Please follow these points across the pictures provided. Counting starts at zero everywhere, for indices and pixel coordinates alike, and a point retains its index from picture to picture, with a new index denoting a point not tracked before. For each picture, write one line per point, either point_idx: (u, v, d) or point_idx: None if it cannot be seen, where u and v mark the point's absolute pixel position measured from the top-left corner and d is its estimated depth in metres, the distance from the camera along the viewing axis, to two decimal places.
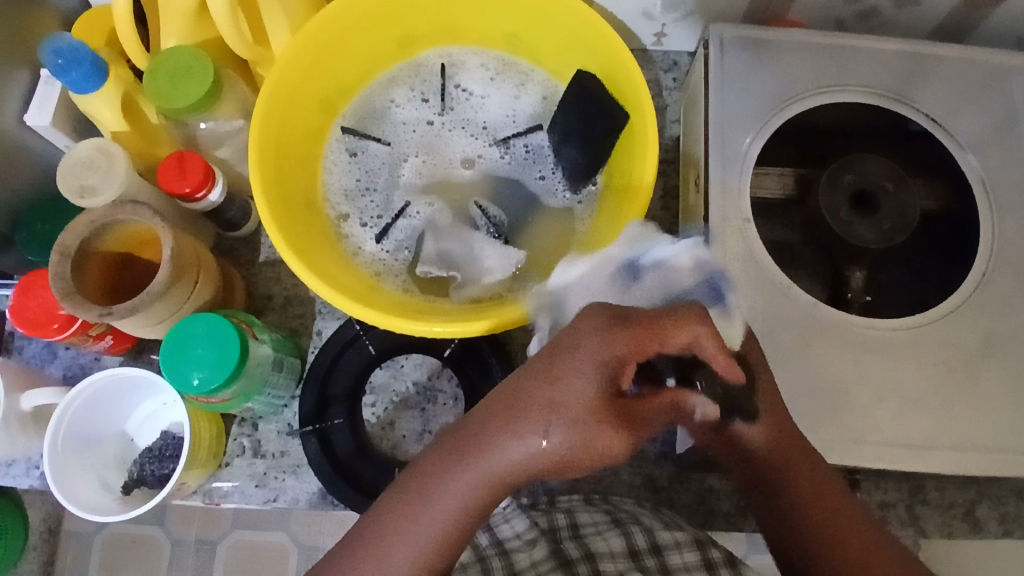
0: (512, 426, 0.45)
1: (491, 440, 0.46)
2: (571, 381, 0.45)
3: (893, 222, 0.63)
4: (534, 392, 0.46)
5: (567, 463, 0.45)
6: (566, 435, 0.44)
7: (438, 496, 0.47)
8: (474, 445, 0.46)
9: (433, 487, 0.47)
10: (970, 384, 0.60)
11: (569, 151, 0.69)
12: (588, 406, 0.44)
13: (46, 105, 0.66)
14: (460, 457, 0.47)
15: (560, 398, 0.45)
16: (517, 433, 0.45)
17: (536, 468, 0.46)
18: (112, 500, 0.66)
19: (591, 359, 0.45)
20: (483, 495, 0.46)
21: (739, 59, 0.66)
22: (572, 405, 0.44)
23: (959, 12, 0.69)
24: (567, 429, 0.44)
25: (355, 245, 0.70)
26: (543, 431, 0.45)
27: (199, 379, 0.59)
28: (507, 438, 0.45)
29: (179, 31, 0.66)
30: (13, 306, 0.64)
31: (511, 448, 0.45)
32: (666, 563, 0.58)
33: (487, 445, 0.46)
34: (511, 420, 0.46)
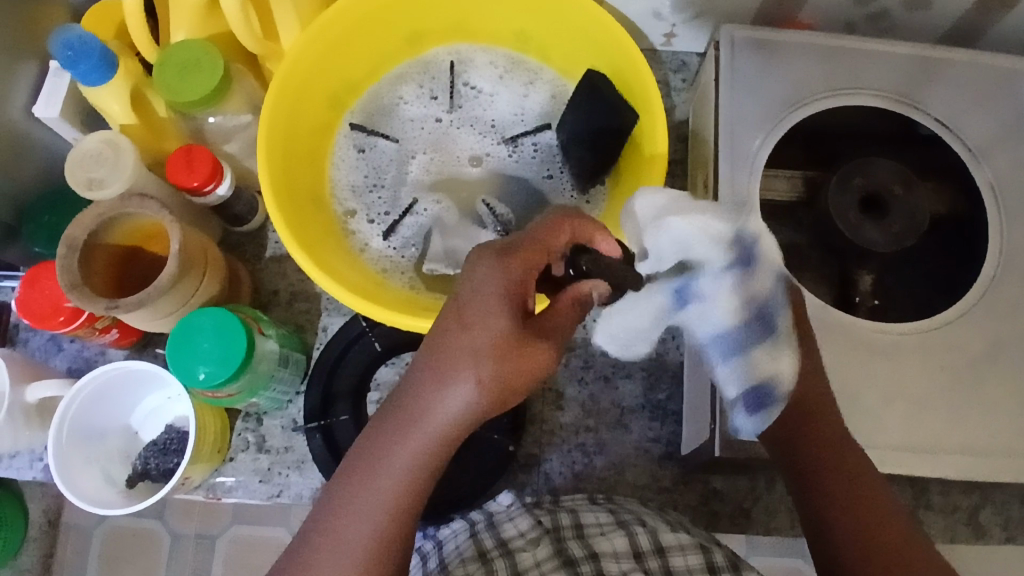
0: (440, 378, 0.45)
1: (424, 398, 0.45)
2: (485, 317, 0.45)
3: (902, 225, 0.63)
4: (449, 339, 0.45)
5: (503, 391, 0.46)
6: (494, 367, 0.45)
7: (381, 469, 0.46)
8: (414, 411, 0.46)
9: (381, 460, 0.46)
10: (977, 389, 0.60)
11: (577, 150, 0.68)
12: (503, 332, 0.45)
13: (54, 99, 0.66)
14: (398, 425, 0.46)
15: (478, 336, 0.45)
16: (450, 384, 0.45)
17: (478, 410, 0.46)
18: (116, 493, 0.66)
19: (494, 290, 0.46)
20: (428, 455, 0.46)
21: (750, 61, 0.66)
22: (490, 339, 0.45)
23: (970, 16, 0.69)
24: (492, 364, 0.45)
25: (362, 242, 0.70)
26: (471, 372, 0.45)
27: (205, 374, 0.59)
28: (438, 393, 0.45)
29: (189, 24, 0.66)
30: (19, 298, 0.64)
31: (448, 399, 0.45)
32: (669, 563, 0.57)
33: (422, 404, 0.45)
34: (437, 373, 0.45)
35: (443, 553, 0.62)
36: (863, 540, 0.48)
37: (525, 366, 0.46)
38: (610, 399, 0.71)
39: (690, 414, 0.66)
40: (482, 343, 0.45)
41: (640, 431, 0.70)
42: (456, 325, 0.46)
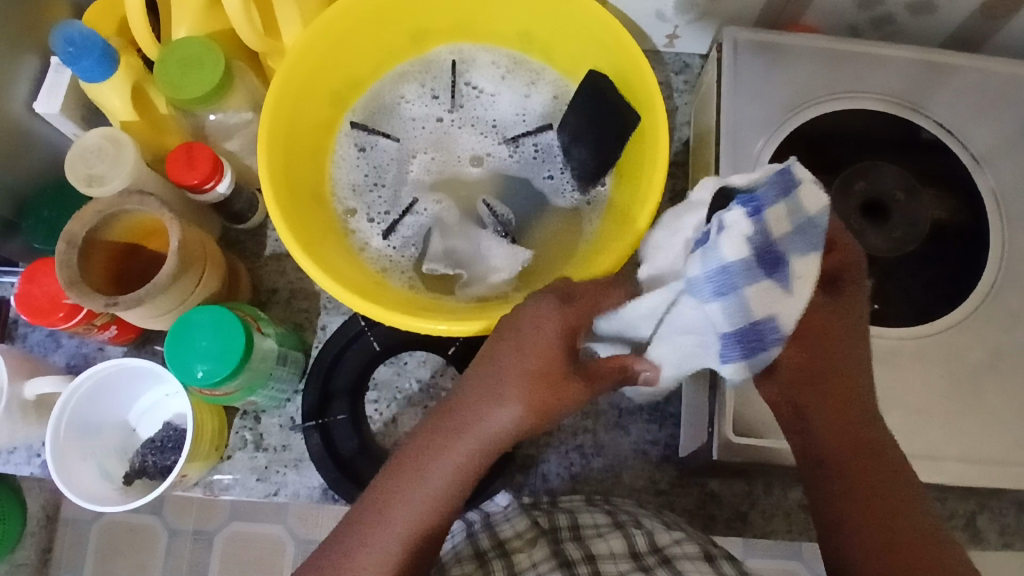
0: (490, 397, 0.49)
1: (474, 414, 0.49)
2: (537, 346, 0.48)
3: (903, 231, 0.65)
4: (501, 366, 0.49)
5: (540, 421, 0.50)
6: (542, 394, 0.48)
7: (427, 475, 0.50)
8: (459, 427, 0.50)
9: (422, 467, 0.50)
10: (976, 397, 0.60)
11: (579, 151, 0.68)
12: (550, 371, 0.48)
13: (56, 92, 0.66)
14: (449, 436, 0.50)
15: (530, 364, 0.48)
16: (495, 409, 0.49)
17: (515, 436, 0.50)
18: (112, 490, 0.65)
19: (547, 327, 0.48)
20: (472, 467, 0.50)
21: (753, 63, 0.65)
22: (540, 373, 0.48)
23: (974, 22, 0.68)
24: (536, 398, 0.48)
25: (362, 241, 0.70)
26: (518, 397, 0.48)
27: (204, 371, 0.59)
28: (487, 411, 0.49)
29: (191, 20, 0.66)
30: (18, 293, 0.64)
31: (490, 423, 0.49)
32: (668, 556, 0.58)
33: (471, 419, 0.49)
34: (488, 392, 0.49)
35: (441, 555, 0.62)
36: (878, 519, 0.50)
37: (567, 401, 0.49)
38: (608, 400, 0.71)
39: (688, 417, 0.66)
40: (529, 378, 0.48)
41: (639, 433, 0.70)
42: (509, 356, 0.49)
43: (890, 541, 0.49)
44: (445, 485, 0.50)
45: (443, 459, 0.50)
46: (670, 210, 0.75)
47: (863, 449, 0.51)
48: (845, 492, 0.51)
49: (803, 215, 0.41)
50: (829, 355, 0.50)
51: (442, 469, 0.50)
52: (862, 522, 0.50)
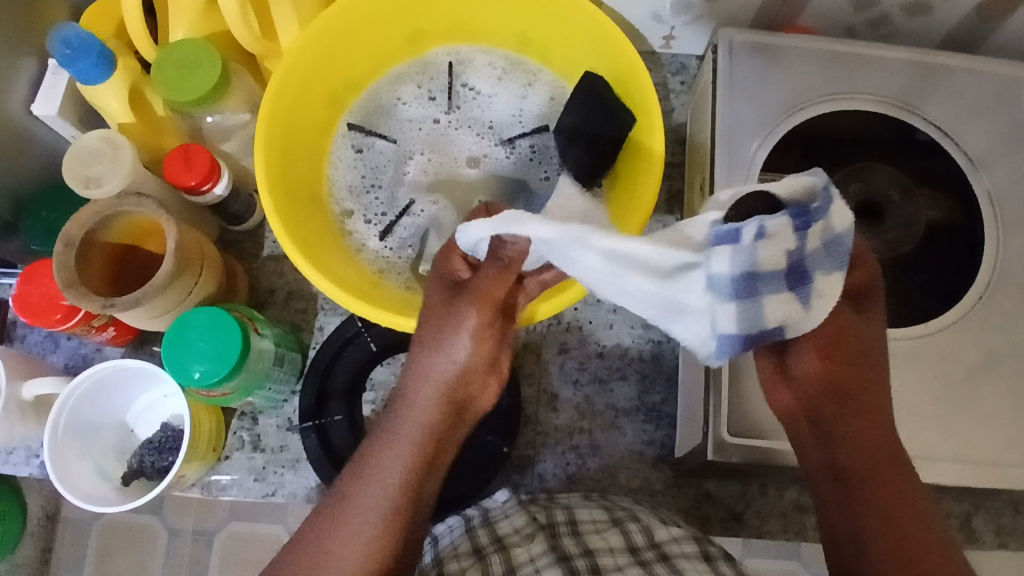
0: (426, 349, 0.50)
1: (418, 371, 0.51)
2: (447, 299, 0.51)
3: (898, 232, 0.64)
4: (421, 337, 0.51)
5: (470, 375, 0.51)
6: (468, 336, 0.50)
7: (390, 440, 0.50)
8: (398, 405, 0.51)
9: (386, 436, 0.50)
10: (971, 398, 0.60)
11: (575, 153, 0.66)
12: (454, 318, 0.50)
13: (53, 94, 0.66)
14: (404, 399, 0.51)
15: (450, 314, 0.50)
16: (424, 371, 0.50)
17: (447, 394, 0.51)
18: (111, 490, 0.66)
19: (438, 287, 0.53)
20: (430, 420, 0.50)
21: (749, 65, 0.66)
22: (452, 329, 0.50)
23: (970, 23, 0.69)
24: (453, 346, 0.50)
25: (359, 242, 0.70)
26: (450, 344, 0.50)
27: (200, 372, 0.59)
28: (428, 364, 0.50)
29: (188, 23, 0.66)
30: (16, 294, 0.64)
31: (421, 389, 0.50)
32: (666, 553, 0.58)
33: (416, 376, 0.51)
34: (423, 345, 0.51)
35: (439, 547, 0.63)
36: (894, 533, 0.48)
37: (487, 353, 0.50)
38: (604, 401, 0.71)
39: (683, 417, 0.67)
40: (443, 330, 0.50)
41: (635, 433, 0.70)
42: (425, 323, 0.51)
43: (899, 548, 0.47)
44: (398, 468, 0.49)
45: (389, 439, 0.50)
46: (666, 210, 0.75)
47: (883, 464, 0.49)
48: (862, 505, 0.49)
49: (831, 235, 0.43)
50: (854, 370, 0.49)
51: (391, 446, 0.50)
52: (877, 536, 0.48)
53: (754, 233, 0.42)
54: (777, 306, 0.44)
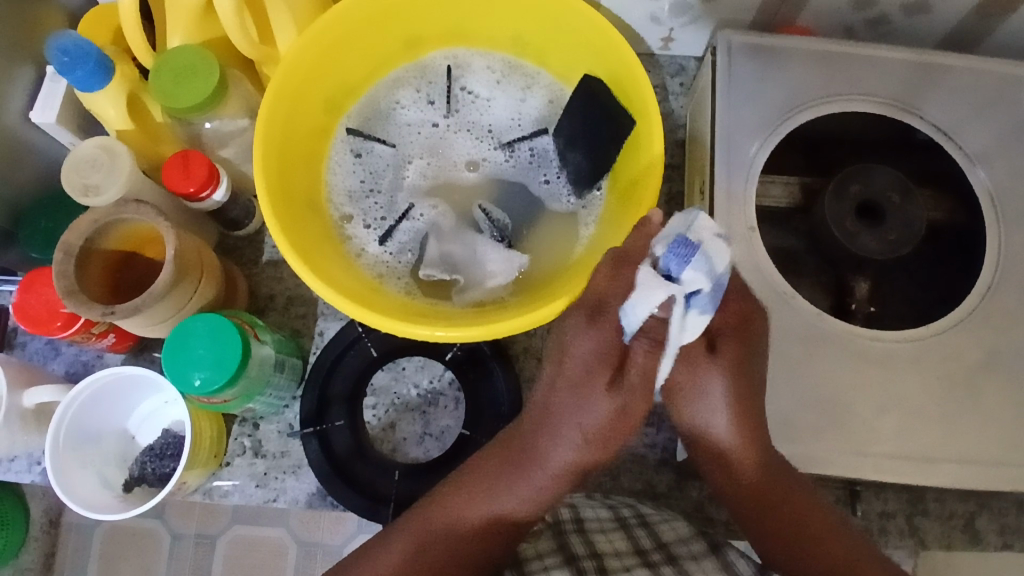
0: (554, 429, 0.56)
1: (545, 448, 0.56)
2: (591, 387, 0.53)
3: (898, 233, 0.63)
4: (558, 406, 0.55)
5: (605, 447, 0.56)
6: (605, 419, 0.54)
7: (503, 495, 0.58)
8: (526, 462, 0.57)
9: (501, 489, 0.58)
10: (972, 399, 0.60)
11: (573, 156, 0.69)
12: (602, 398, 0.53)
13: (52, 101, 0.66)
14: (523, 468, 0.57)
15: (583, 398, 0.54)
16: (560, 441, 0.56)
17: (581, 463, 0.56)
18: (112, 498, 0.66)
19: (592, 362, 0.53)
20: (549, 490, 0.58)
21: (746, 66, 0.65)
22: (594, 405, 0.54)
23: (969, 21, 0.68)
24: (589, 423, 0.54)
25: (358, 247, 0.70)
26: (581, 426, 0.55)
27: (201, 380, 0.59)
28: (559, 443, 0.56)
29: (185, 29, 0.66)
30: (16, 304, 0.64)
31: (545, 465, 0.57)
32: (675, 557, 0.59)
33: (543, 453, 0.56)
34: (551, 426, 0.56)
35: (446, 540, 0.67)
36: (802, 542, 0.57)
37: (623, 425, 0.54)
38: None
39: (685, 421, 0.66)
40: (582, 407, 0.54)
41: (635, 436, 0.70)
42: (562, 389, 0.55)
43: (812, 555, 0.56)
44: (503, 514, 0.58)
45: (505, 491, 0.58)
46: (666, 212, 0.75)
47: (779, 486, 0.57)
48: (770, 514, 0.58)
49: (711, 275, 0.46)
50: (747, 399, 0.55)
51: (508, 499, 0.58)
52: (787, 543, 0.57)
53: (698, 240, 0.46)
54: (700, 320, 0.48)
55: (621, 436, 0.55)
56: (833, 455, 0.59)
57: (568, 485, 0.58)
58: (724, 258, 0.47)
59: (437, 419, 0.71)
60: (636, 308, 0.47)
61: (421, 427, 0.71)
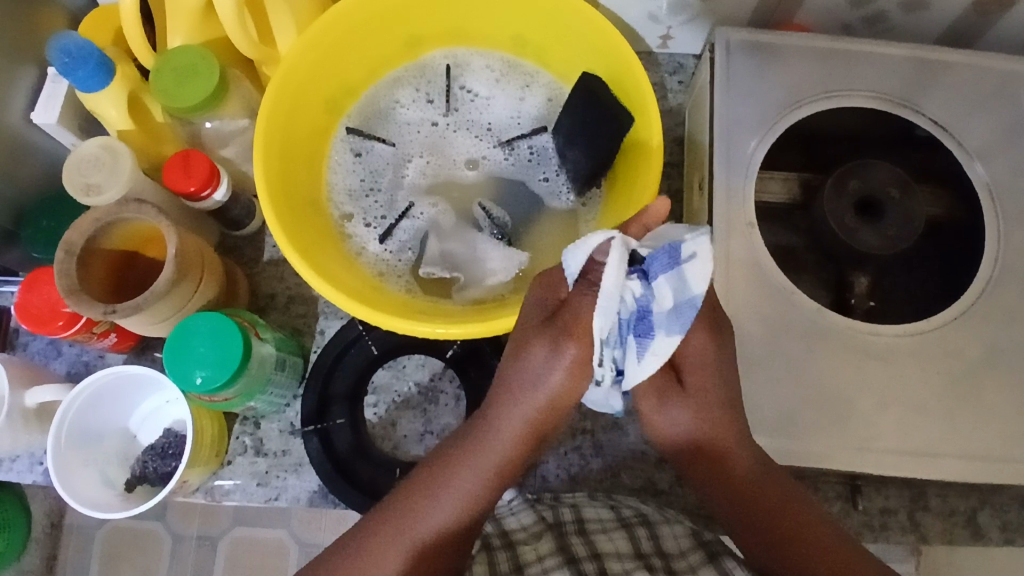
0: (504, 407, 0.53)
1: (494, 425, 0.54)
2: (535, 362, 0.51)
3: (898, 229, 0.63)
4: (508, 370, 0.53)
5: (557, 407, 0.53)
6: (550, 392, 0.51)
7: (460, 476, 0.55)
8: (481, 434, 0.55)
9: (457, 470, 0.55)
10: (973, 394, 0.60)
11: (573, 153, 0.68)
12: (549, 351, 0.50)
13: (53, 102, 0.67)
14: (474, 450, 0.55)
15: (530, 372, 0.51)
16: (512, 404, 0.53)
17: (533, 425, 0.54)
18: (114, 496, 0.66)
19: (536, 313, 0.52)
20: (497, 471, 0.55)
21: (745, 63, 0.66)
22: (538, 362, 0.51)
23: (967, 18, 0.68)
24: (540, 383, 0.51)
25: (359, 245, 0.70)
26: (526, 399, 0.52)
27: (202, 378, 0.59)
28: (506, 419, 0.54)
29: (186, 29, 0.66)
30: (18, 303, 0.64)
31: (490, 447, 0.55)
32: (673, 568, 0.59)
33: (494, 430, 0.54)
34: (500, 404, 0.54)
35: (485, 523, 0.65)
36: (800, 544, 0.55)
37: (578, 379, 0.51)
38: None
39: None
40: (533, 363, 0.51)
41: (636, 433, 0.70)
42: (515, 345, 0.52)
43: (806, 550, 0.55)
44: (466, 498, 0.56)
45: (467, 469, 0.55)
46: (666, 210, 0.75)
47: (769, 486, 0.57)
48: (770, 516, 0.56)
49: (687, 294, 0.45)
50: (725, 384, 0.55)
51: (467, 476, 0.55)
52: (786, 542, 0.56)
53: (689, 255, 0.44)
54: (666, 345, 0.46)
55: (573, 396, 0.52)
56: (834, 450, 0.59)
57: (524, 449, 0.55)
58: (701, 285, 0.44)
59: (439, 417, 0.71)
60: (580, 253, 0.47)
61: (423, 425, 0.71)
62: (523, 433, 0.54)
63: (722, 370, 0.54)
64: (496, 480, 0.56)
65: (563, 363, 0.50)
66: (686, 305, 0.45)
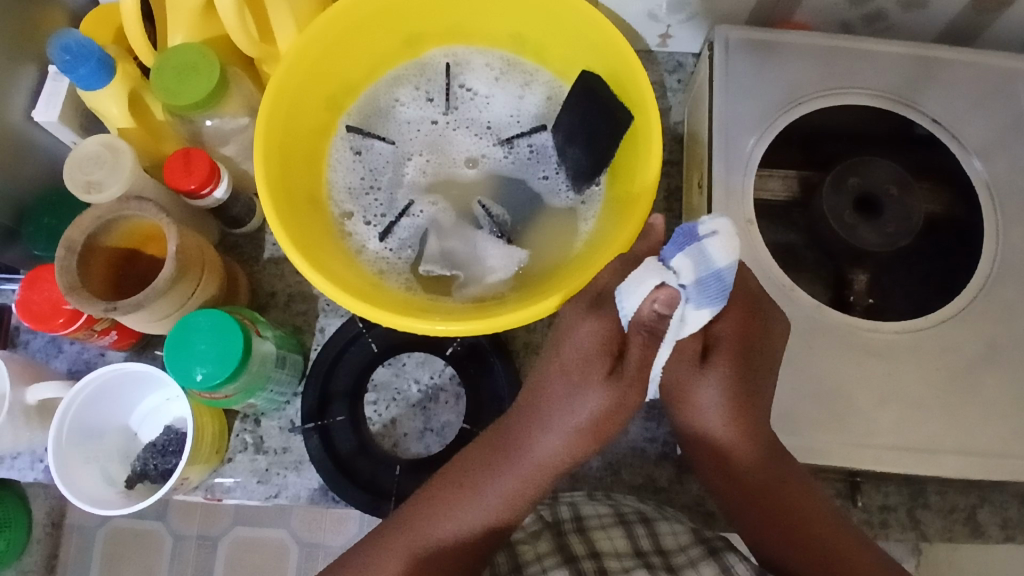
0: (539, 421, 0.53)
1: (527, 437, 0.54)
2: (574, 373, 0.51)
3: (897, 225, 0.63)
4: (551, 397, 0.53)
5: (593, 441, 0.53)
6: (585, 407, 0.51)
7: (486, 483, 0.55)
8: (512, 455, 0.54)
9: (483, 477, 0.55)
10: (972, 390, 0.60)
11: (572, 151, 0.69)
12: (590, 388, 0.51)
13: (55, 100, 0.67)
14: (502, 459, 0.55)
15: (569, 384, 0.52)
16: (550, 432, 0.53)
17: (568, 457, 0.54)
18: (115, 493, 0.66)
19: (582, 351, 0.51)
20: (530, 485, 0.55)
21: (743, 60, 0.66)
22: (574, 379, 0.51)
23: (966, 16, 0.69)
24: (579, 414, 0.52)
25: (359, 243, 0.70)
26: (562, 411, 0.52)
27: (203, 374, 0.60)
28: (541, 431, 0.53)
29: (187, 27, 0.66)
30: (19, 300, 0.64)
31: (524, 460, 0.54)
32: (672, 564, 0.58)
33: (526, 442, 0.54)
34: (536, 417, 0.53)
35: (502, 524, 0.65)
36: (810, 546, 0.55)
37: (612, 420, 0.52)
38: None
39: None
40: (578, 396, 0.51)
41: (636, 431, 0.70)
42: (559, 377, 0.52)
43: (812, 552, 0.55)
44: (492, 506, 0.55)
45: (492, 487, 0.55)
46: (666, 208, 0.75)
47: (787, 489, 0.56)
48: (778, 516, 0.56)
49: (711, 269, 0.44)
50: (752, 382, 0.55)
51: (492, 496, 0.55)
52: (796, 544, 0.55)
53: (707, 235, 0.44)
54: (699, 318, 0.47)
55: (609, 430, 0.52)
56: (833, 447, 0.59)
57: (554, 479, 0.55)
58: (731, 258, 0.44)
59: (439, 414, 0.71)
60: (634, 293, 0.47)
61: (423, 423, 0.71)
62: (560, 449, 0.53)
63: (752, 397, 0.55)
64: (521, 504, 0.55)
65: (599, 400, 0.51)
66: (714, 281, 0.45)
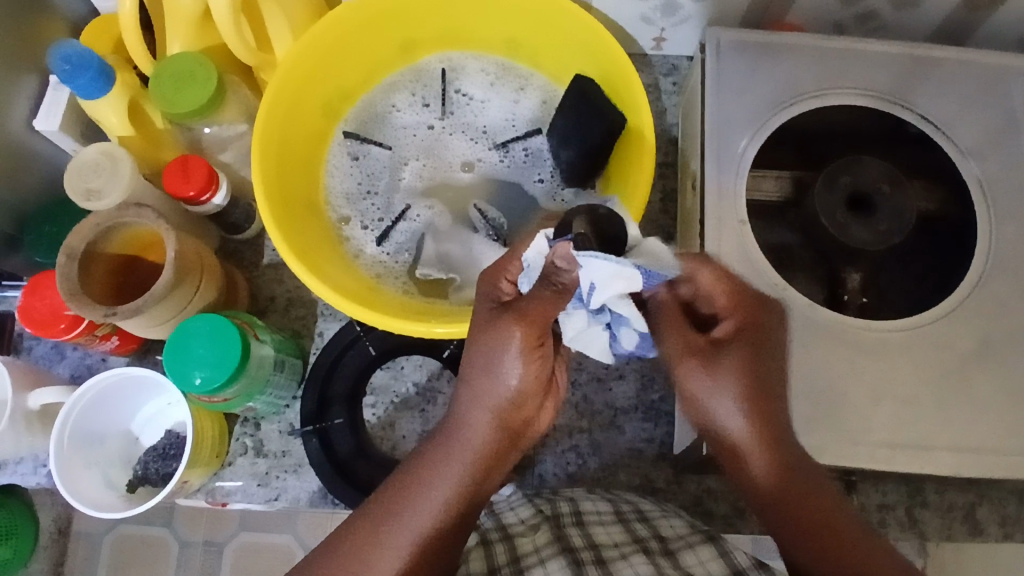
0: (475, 393, 0.53)
1: (467, 411, 0.54)
2: (489, 342, 0.51)
3: (890, 223, 0.64)
4: (473, 356, 0.52)
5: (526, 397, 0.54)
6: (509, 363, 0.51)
7: (446, 467, 0.53)
8: (457, 434, 0.54)
9: (441, 462, 0.53)
10: (966, 388, 0.60)
11: (567, 154, 0.68)
12: (503, 344, 0.51)
13: (55, 110, 0.68)
14: (453, 441, 0.54)
15: (491, 350, 0.51)
16: (479, 400, 0.53)
17: (502, 419, 0.54)
18: (116, 498, 0.67)
19: (483, 305, 0.53)
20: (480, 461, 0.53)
21: (735, 61, 0.66)
22: (502, 351, 0.51)
23: (958, 15, 0.69)
24: (502, 373, 0.52)
25: (356, 248, 0.71)
26: (496, 376, 0.52)
27: (202, 378, 0.60)
28: (477, 401, 0.53)
29: (185, 37, 0.67)
30: (21, 307, 0.66)
31: (469, 434, 0.53)
32: (670, 548, 0.58)
33: (467, 417, 0.54)
34: (471, 392, 0.53)
35: (502, 517, 0.63)
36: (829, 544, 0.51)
37: (532, 361, 0.52)
38: (603, 400, 0.71)
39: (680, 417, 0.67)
40: (494, 351, 0.51)
41: (633, 431, 0.71)
42: (473, 346, 0.52)
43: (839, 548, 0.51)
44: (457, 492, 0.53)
45: (443, 470, 0.53)
46: (661, 210, 0.75)
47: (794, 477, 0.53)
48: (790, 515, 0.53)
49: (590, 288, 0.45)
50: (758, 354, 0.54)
51: (447, 478, 0.53)
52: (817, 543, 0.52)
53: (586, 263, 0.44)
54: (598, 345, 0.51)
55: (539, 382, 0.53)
56: (830, 445, 0.58)
57: (498, 449, 0.54)
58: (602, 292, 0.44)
59: (437, 416, 0.72)
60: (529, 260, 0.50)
61: (421, 424, 0.72)
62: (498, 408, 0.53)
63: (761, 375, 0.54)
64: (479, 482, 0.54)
65: (519, 348, 0.51)
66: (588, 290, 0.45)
